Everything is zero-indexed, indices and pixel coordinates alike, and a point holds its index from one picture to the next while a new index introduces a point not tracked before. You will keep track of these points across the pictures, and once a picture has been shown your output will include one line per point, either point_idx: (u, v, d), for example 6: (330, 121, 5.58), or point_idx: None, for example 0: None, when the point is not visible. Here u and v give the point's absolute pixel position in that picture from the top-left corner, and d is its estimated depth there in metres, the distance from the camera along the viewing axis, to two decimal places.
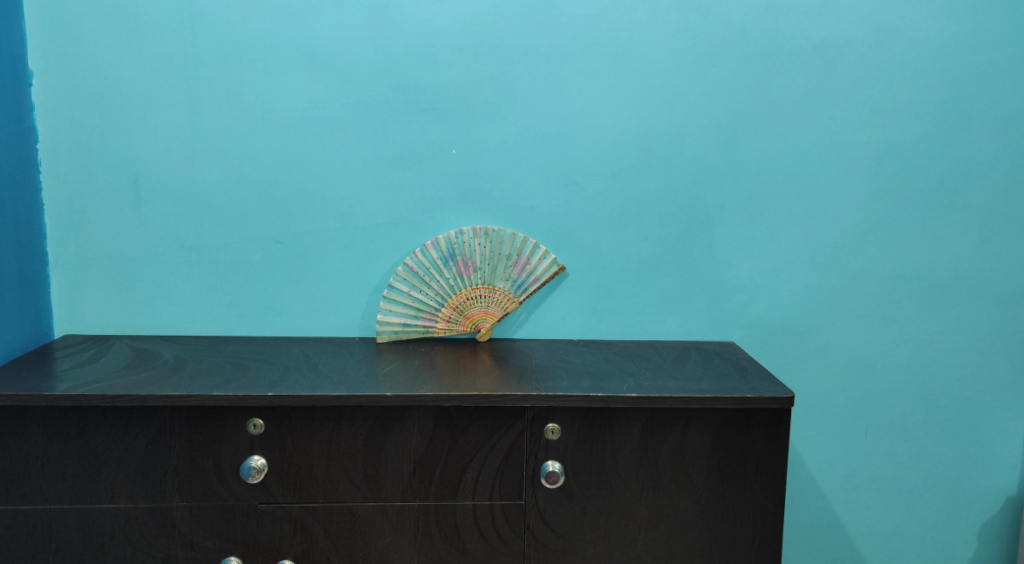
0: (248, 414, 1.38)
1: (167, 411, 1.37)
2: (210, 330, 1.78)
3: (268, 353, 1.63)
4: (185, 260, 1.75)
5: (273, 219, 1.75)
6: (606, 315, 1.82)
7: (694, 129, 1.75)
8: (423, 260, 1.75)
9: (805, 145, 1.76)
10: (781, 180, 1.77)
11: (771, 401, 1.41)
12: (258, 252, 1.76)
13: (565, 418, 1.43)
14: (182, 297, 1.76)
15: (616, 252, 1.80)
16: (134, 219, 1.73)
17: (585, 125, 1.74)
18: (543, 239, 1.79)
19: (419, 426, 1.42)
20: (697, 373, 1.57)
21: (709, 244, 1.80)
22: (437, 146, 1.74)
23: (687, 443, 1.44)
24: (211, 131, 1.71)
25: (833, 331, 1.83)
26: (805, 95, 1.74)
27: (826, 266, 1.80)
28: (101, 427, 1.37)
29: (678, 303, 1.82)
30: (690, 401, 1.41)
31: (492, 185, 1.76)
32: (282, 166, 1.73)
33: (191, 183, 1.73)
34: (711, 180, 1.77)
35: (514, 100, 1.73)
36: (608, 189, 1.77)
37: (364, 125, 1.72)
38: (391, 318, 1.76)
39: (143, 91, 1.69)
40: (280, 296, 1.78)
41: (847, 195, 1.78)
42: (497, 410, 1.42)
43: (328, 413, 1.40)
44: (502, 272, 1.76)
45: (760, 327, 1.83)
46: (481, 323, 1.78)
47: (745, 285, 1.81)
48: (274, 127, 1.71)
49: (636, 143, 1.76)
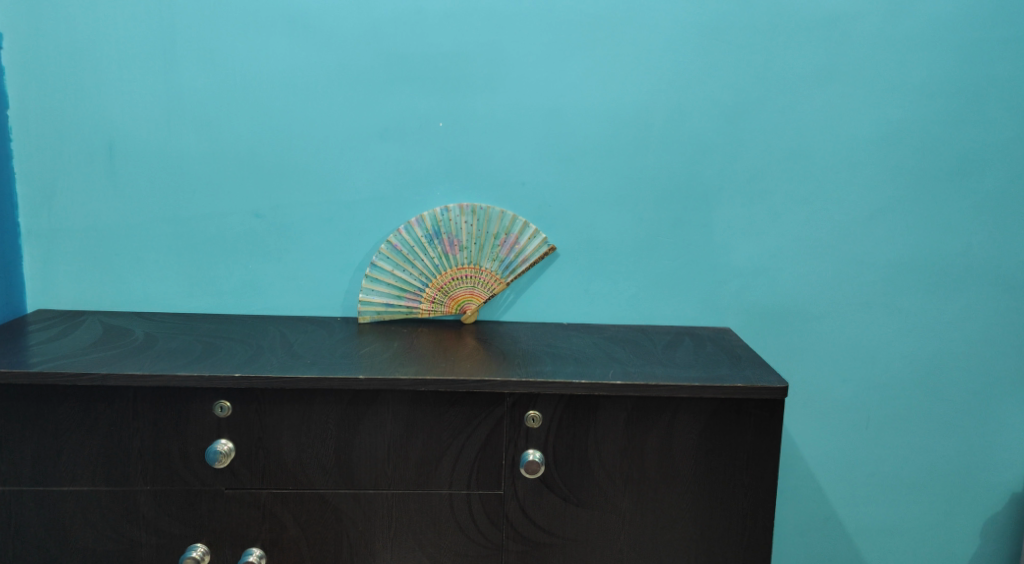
0: (215, 395, 1.32)
1: (129, 392, 1.31)
2: (187, 308, 1.72)
3: (243, 332, 1.57)
4: (161, 235, 1.69)
5: (252, 194, 1.68)
6: (597, 298, 1.75)
7: (693, 104, 1.67)
8: (407, 238, 1.68)
9: (812, 124, 1.67)
10: (784, 160, 1.69)
11: (764, 391, 1.33)
12: (237, 227, 1.69)
13: (547, 406, 1.36)
14: (157, 273, 1.70)
15: (609, 233, 1.73)
16: (108, 189, 1.67)
17: (580, 98, 1.66)
18: (532, 218, 1.72)
19: (394, 411, 1.35)
20: (689, 360, 1.49)
21: (707, 226, 1.72)
22: (424, 117, 1.66)
23: (675, 434, 1.37)
24: (188, 99, 1.64)
25: (836, 319, 1.75)
26: (811, 70, 1.65)
27: (830, 251, 1.72)
28: (62, 407, 1.32)
29: (673, 287, 1.75)
30: (678, 390, 1.34)
31: (480, 160, 1.69)
32: (262, 137, 1.66)
33: (167, 153, 1.66)
34: (710, 159, 1.69)
35: (506, 70, 1.65)
36: (602, 167, 1.69)
37: (349, 95, 1.65)
38: (373, 298, 1.70)
39: (117, 55, 1.62)
40: (260, 274, 1.72)
41: (854, 177, 1.69)
42: (476, 396, 1.35)
43: (298, 396, 1.34)
44: (490, 252, 1.69)
45: (758, 314, 1.75)
46: (467, 305, 1.71)
47: (744, 269, 1.74)
48: (254, 95, 1.64)
49: (633, 118, 1.67)
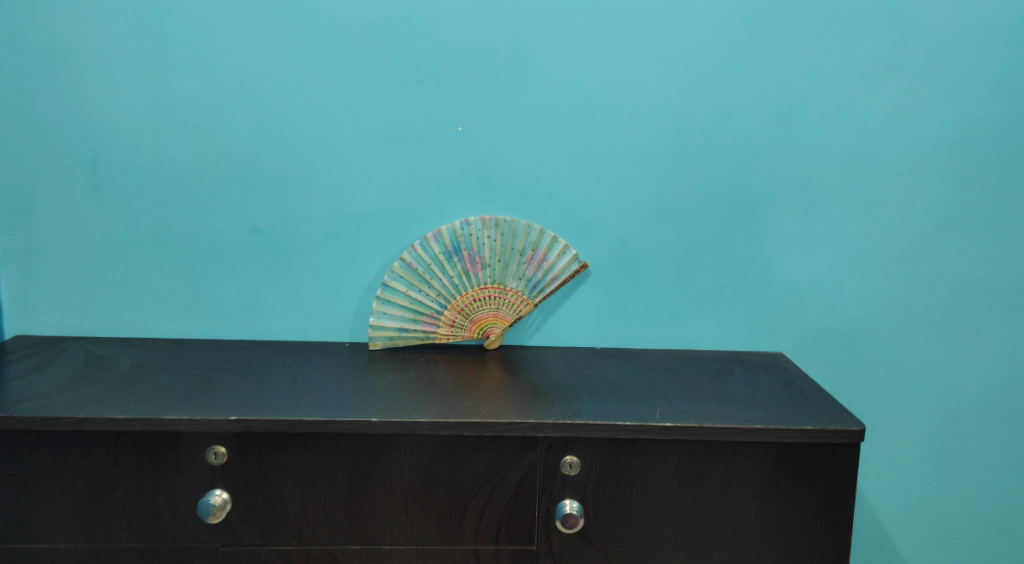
0: (208, 441, 1.16)
1: (110, 437, 1.15)
2: (181, 332, 1.56)
3: (242, 362, 1.41)
4: (152, 253, 1.53)
5: (252, 207, 1.52)
6: (634, 320, 1.59)
7: (742, 104, 1.49)
8: (423, 255, 1.51)
9: (874, 126, 1.50)
10: (843, 166, 1.52)
11: (836, 434, 1.16)
12: (235, 243, 1.53)
13: (587, 450, 1.19)
14: (148, 295, 1.54)
15: (647, 248, 1.55)
16: (92, 204, 1.51)
17: (615, 98, 1.49)
18: (562, 232, 1.55)
19: (412, 458, 1.18)
20: (744, 395, 1.32)
21: (755, 240, 1.55)
22: (442, 121, 1.50)
23: (734, 483, 1.20)
24: (180, 103, 1.48)
25: (898, 342, 1.58)
26: (874, 65, 1.48)
27: (893, 268, 1.55)
28: (34, 455, 1.15)
29: (718, 307, 1.58)
30: (737, 433, 1.17)
31: (504, 168, 1.52)
32: (262, 144, 1.50)
33: (157, 163, 1.50)
34: (760, 166, 1.52)
35: (532, 67, 1.48)
36: (639, 174, 1.52)
37: (358, 96, 1.48)
38: (385, 322, 1.53)
39: (100, 54, 1.45)
40: (261, 295, 1.55)
41: (921, 185, 1.52)
42: (505, 440, 1.19)
43: (303, 441, 1.17)
44: (515, 270, 1.52)
45: (812, 337, 1.58)
46: (490, 329, 1.55)
47: (797, 288, 1.56)
48: (253, 98, 1.48)
49: (674, 121, 1.50)
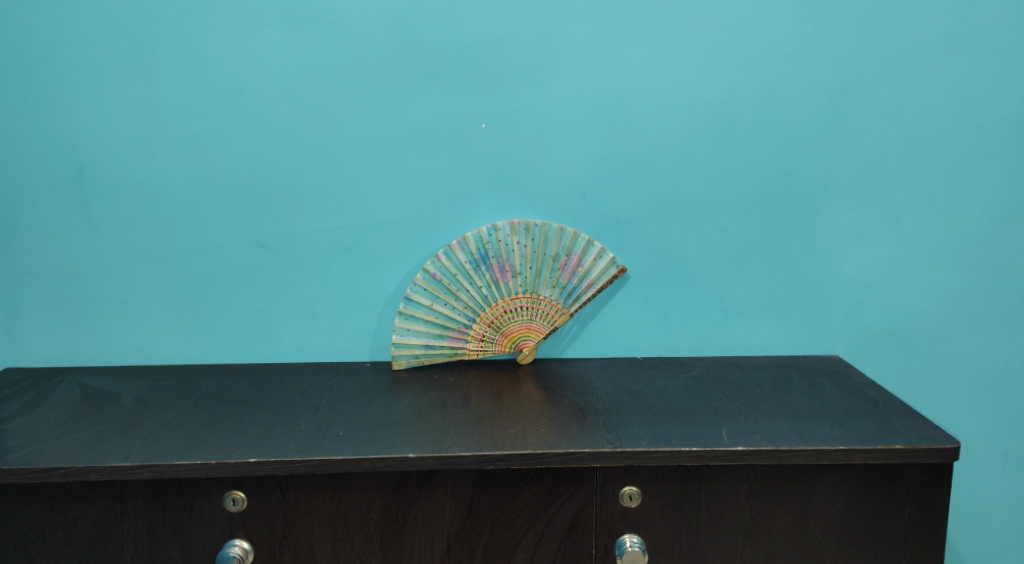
0: (225, 485, 1.03)
1: (113, 487, 1.02)
2: (186, 358, 1.43)
3: (256, 390, 1.28)
4: (150, 272, 1.39)
5: (258, 219, 1.39)
6: (677, 327, 1.46)
7: (790, 89, 1.37)
8: (448, 265, 1.38)
9: (934, 108, 1.38)
10: (900, 153, 1.39)
11: (928, 454, 1.05)
12: (241, 260, 1.40)
13: (648, 480, 1.07)
14: (147, 318, 1.41)
15: (690, 249, 1.43)
16: (82, 222, 1.37)
17: (652, 87, 1.36)
18: (597, 234, 1.42)
19: (454, 495, 1.06)
20: (812, 408, 1.20)
21: (808, 235, 1.43)
22: (462, 119, 1.36)
23: (812, 509, 1.08)
24: (172, 109, 1.34)
25: (964, 341, 1.46)
26: (934, 42, 1.35)
27: (956, 260, 1.43)
28: (30, 509, 1.02)
29: (768, 310, 1.46)
30: (817, 456, 1.05)
31: (532, 167, 1.39)
32: (266, 150, 1.36)
33: (150, 175, 1.36)
34: (812, 155, 1.39)
35: (559, 57, 1.34)
36: (680, 169, 1.40)
37: (370, 96, 1.35)
38: (409, 339, 1.41)
39: (83, 58, 1.32)
40: (271, 315, 1.42)
41: (986, 170, 1.40)
42: (556, 472, 1.06)
43: (331, 482, 1.04)
44: (548, 278, 1.40)
45: (869, 337, 1.47)
46: (524, 341, 1.42)
47: (853, 286, 1.44)
48: (254, 100, 1.34)
49: (717, 110, 1.37)
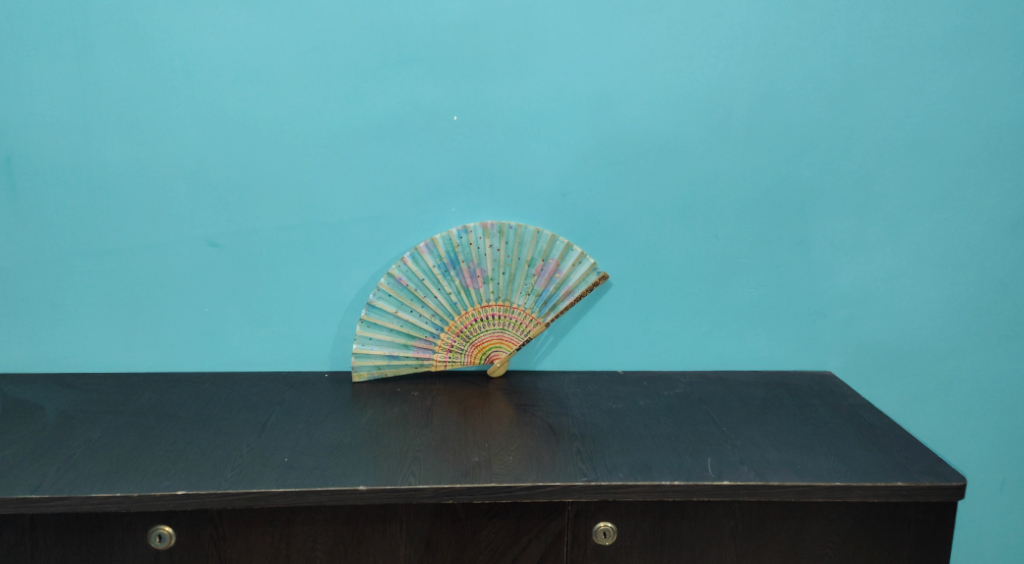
0: (150, 520, 0.92)
1: (24, 519, 0.91)
2: (126, 365, 1.31)
3: (198, 403, 1.17)
4: (86, 271, 1.27)
5: (206, 215, 1.26)
6: (661, 338, 1.36)
7: (787, 85, 1.26)
8: (415, 270, 1.27)
9: (941, 108, 1.27)
10: (904, 156, 1.29)
11: (932, 492, 0.95)
12: (187, 259, 1.28)
13: (625, 515, 0.97)
14: (83, 322, 1.29)
15: (676, 255, 1.33)
16: (10, 214, 1.25)
17: (639, 79, 1.25)
18: (576, 237, 1.31)
19: (409, 531, 0.95)
20: (805, 434, 1.10)
21: (803, 244, 1.33)
22: (432, 110, 1.25)
23: (803, 548, 0.99)
24: (110, 91, 1.21)
25: (965, 358, 1.37)
26: (944, 37, 1.25)
27: (960, 272, 1.34)
28: None
29: (758, 322, 1.36)
30: (811, 492, 0.95)
31: (507, 165, 1.28)
32: (216, 140, 1.24)
33: (86, 164, 1.24)
34: (809, 157, 1.29)
35: (538, 45, 1.23)
36: (667, 170, 1.29)
37: (330, 83, 1.23)
38: (371, 349, 1.30)
39: (9, 33, 1.18)
40: (220, 320, 1.30)
41: (995, 176, 1.30)
42: (524, 506, 0.96)
43: (271, 517, 0.93)
44: (522, 284, 1.29)
45: (865, 353, 1.37)
46: (495, 353, 1.32)
47: (849, 298, 1.35)
48: (202, 84, 1.22)
49: (709, 105, 1.26)
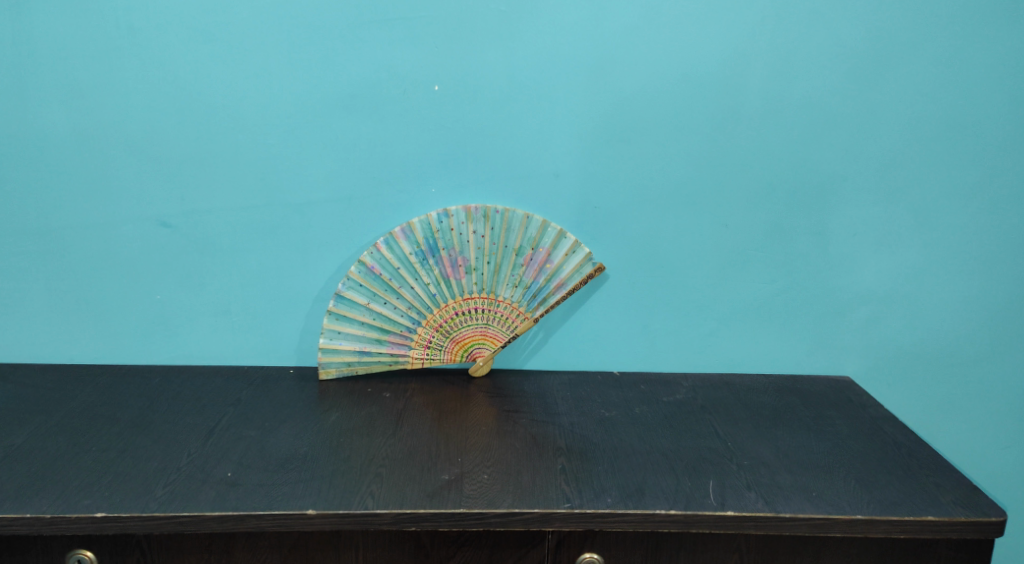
0: (68, 544, 0.82)
1: None
2: (71, 356, 1.19)
3: (143, 401, 1.05)
4: (24, 252, 1.15)
5: (158, 192, 1.14)
6: (660, 337, 1.23)
7: (811, 56, 1.12)
8: (389, 258, 1.15)
9: (984, 86, 1.13)
10: (939, 139, 1.15)
11: (965, 528, 0.83)
12: (137, 240, 1.16)
13: (612, 546, 0.86)
14: (22, 308, 1.17)
15: (680, 245, 1.19)
16: None
17: (644, 47, 1.11)
18: (570, 224, 1.18)
19: (367, 559, 0.85)
20: (821, 452, 0.98)
21: (822, 235, 1.19)
22: (410, 79, 1.11)
23: None
24: (48, 49, 1.08)
25: (997, 364, 1.24)
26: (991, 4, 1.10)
27: (995, 270, 1.20)
28: None
29: (769, 321, 1.23)
30: (827, 526, 0.83)
31: (494, 142, 1.14)
32: (166, 109, 1.11)
33: (22, 133, 1.11)
34: (833, 138, 1.15)
35: (533, 5, 1.09)
36: (673, 150, 1.15)
37: (295, 46, 1.09)
38: (340, 344, 1.17)
39: None
40: (174, 308, 1.18)
41: None
42: (498, 534, 0.85)
43: (206, 543, 0.83)
44: (509, 275, 1.17)
45: (886, 357, 1.24)
46: (477, 350, 1.19)
47: (871, 296, 1.22)
48: (151, 45, 1.08)
49: (722, 78, 1.12)
